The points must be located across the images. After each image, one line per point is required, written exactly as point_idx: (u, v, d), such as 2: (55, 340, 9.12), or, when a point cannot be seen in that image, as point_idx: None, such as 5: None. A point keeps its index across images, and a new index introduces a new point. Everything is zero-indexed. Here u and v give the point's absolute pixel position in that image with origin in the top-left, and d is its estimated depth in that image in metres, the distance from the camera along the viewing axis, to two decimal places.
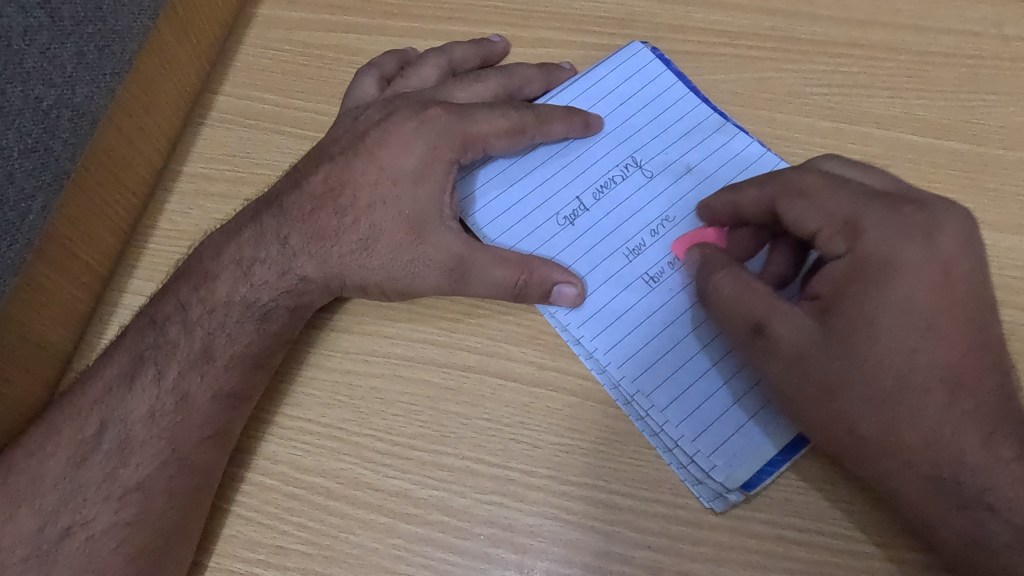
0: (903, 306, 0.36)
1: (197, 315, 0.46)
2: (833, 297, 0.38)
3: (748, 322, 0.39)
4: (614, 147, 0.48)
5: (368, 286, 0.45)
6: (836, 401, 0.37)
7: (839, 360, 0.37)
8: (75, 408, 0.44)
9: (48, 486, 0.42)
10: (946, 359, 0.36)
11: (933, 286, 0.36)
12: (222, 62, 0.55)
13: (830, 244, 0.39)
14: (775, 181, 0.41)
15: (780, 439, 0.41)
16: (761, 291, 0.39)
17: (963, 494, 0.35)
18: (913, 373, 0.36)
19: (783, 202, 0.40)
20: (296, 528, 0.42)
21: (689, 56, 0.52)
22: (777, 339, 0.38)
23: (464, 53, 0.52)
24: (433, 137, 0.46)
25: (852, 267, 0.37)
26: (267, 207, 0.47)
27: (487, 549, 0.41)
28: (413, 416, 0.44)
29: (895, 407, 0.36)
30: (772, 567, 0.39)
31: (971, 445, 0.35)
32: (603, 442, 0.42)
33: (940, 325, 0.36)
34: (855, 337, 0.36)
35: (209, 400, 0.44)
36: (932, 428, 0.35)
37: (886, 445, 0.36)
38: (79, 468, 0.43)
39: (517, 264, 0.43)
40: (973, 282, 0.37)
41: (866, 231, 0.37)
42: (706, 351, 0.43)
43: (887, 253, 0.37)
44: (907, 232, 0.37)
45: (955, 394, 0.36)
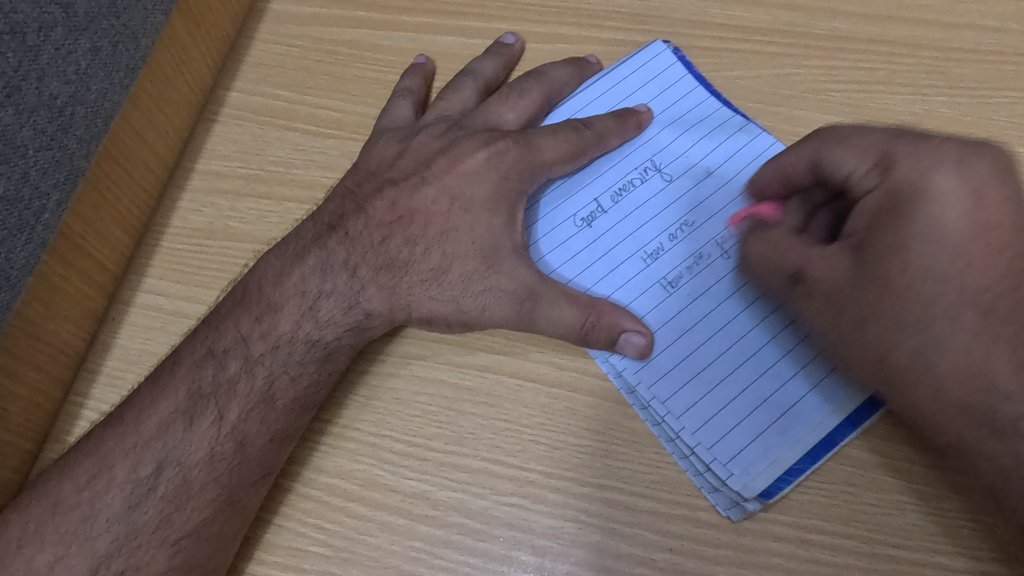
0: (934, 226, 0.37)
1: (260, 351, 0.44)
2: (867, 233, 0.39)
3: (786, 273, 0.41)
4: (633, 148, 0.48)
5: (436, 318, 0.44)
6: (865, 332, 0.38)
7: (871, 298, 0.38)
8: (125, 446, 0.42)
9: (101, 528, 0.40)
10: (981, 282, 0.36)
11: (961, 213, 0.37)
12: (234, 58, 0.54)
13: (864, 181, 0.40)
14: (813, 138, 0.42)
15: (798, 448, 0.40)
16: (796, 243, 0.41)
17: (994, 417, 0.35)
18: (942, 299, 0.36)
19: (824, 153, 0.41)
20: (313, 529, 0.42)
21: (707, 51, 0.51)
22: (816, 280, 0.40)
23: (491, 66, 0.51)
24: (502, 167, 0.46)
25: (886, 200, 0.38)
26: (331, 232, 0.46)
27: (507, 552, 0.40)
28: (430, 416, 0.43)
29: (920, 335, 0.37)
30: (797, 569, 0.38)
31: (1003, 369, 0.35)
32: (624, 443, 0.42)
33: (972, 251, 0.37)
34: (886, 265, 0.38)
35: (264, 444, 0.42)
36: (960, 355, 0.36)
37: (916, 364, 0.37)
38: (132, 511, 0.41)
39: (585, 305, 0.42)
40: (1011, 207, 0.37)
41: (898, 162, 0.38)
42: (756, 322, 0.42)
43: (916, 179, 0.38)
44: (944, 157, 0.38)
45: (989, 320, 0.36)
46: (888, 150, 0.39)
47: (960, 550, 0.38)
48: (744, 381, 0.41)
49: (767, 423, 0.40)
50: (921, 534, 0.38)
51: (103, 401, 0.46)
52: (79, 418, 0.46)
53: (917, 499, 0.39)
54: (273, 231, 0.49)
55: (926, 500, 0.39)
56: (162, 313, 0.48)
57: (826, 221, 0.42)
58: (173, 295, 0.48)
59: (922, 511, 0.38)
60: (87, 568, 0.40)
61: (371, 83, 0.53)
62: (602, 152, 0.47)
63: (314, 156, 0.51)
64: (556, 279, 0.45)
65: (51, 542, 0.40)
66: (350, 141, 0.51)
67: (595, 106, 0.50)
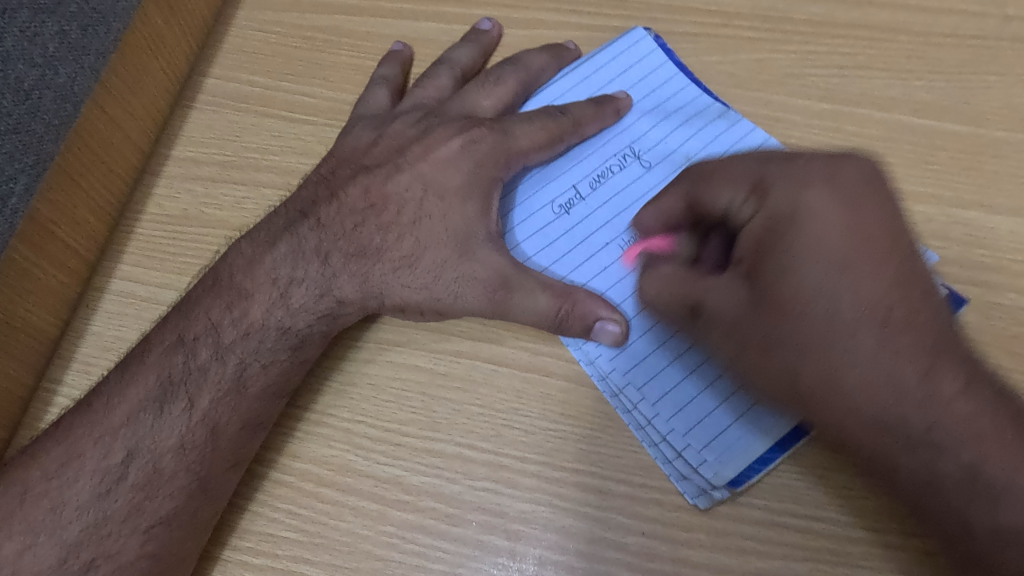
0: (816, 246, 0.36)
1: (233, 339, 0.43)
2: (755, 255, 0.38)
3: (684, 305, 0.40)
4: (612, 135, 0.48)
5: (409, 305, 0.44)
6: (772, 360, 0.37)
7: (774, 319, 0.37)
8: (96, 433, 0.42)
9: (71, 516, 0.40)
10: (877, 296, 0.35)
11: (845, 229, 0.36)
12: (210, 43, 0.54)
13: (742, 210, 0.39)
14: (682, 180, 0.42)
15: (770, 437, 0.40)
16: (694, 274, 0.40)
17: (910, 432, 0.34)
18: (843, 312, 0.35)
19: (696, 192, 0.41)
20: (286, 515, 0.42)
21: (685, 37, 0.51)
22: (713, 313, 0.39)
23: (468, 54, 0.51)
24: (478, 155, 0.46)
25: (767, 224, 0.38)
26: (306, 219, 0.46)
27: (479, 536, 0.40)
28: (404, 402, 0.43)
29: (828, 355, 0.35)
30: (769, 552, 0.38)
31: (910, 382, 0.34)
32: (597, 427, 0.42)
33: (857, 262, 0.36)
34: (776, 301, 0.36)
35: (238, 430, 0.42)
36: (869, 370, 0.35)
37: (828, 390, 0.36)
38: (106, 498, 0.41)
39: (560, 293, 0.42)
40: (887, 218, 0.37)
41: (773, 188, 0.38)
42: (665, 348, 0.42)
43: (793, 203, 0.37)
44: (812, 176, 0.37)
45: (884, 333, 0.35)
46: (762, 177, 0.39)
47: None
48: (664, 386, 0.42)
49: (744, 407, 0.40)
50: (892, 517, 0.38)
51: (75, 388, 0.46)
52: (51, 405, 0.46)
53: None
54: (249, 218, 0.49)
55: None
56: (136, 299, 0.48)
57: (717, 249, 0.42)
58: (147, 282, 0.48)
59: None
60: (56, 555, 0.39)
61: (348, 70, 0.53)
62: (579, 139, 0.47)
63: (290, 143, 0.51)
64: (532, 266, 0.45)
65: (21, 530, 0.40)
66: (326, 128, 0.51)
67: (574, 92, 0.50)
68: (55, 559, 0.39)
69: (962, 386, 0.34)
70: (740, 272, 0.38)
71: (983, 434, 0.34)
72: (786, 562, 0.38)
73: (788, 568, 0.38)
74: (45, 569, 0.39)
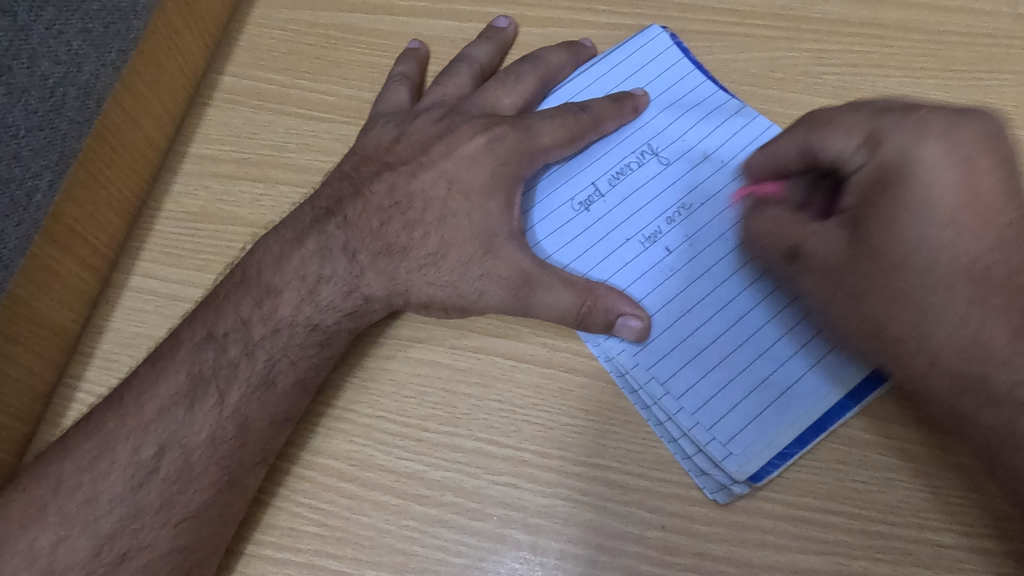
0: (922, 188, 0.36)
1: (260, 335, 0.43)
2: (858, 206, 0.38)
3: (784, 248, 0.41)
4: (630, 132, 0.48)
5: (432, 303, 0.44)
6: (861, 305, 0.37)
7: (863, 279, 0.37)
8: (120, 428, 0.42)
9: (104, 509, 0.40)
10: (970, 251, 0.35)
11: (954, 176, 0.35)
12: (226, 41, 0.54)
13: (854, 158, 0.39)
14: (803, 123, 0.41)
15: (792, 431, 0.40)
16: (795, 218, 0.40)
17: (991, 390, 0.34)
18: (936, 269, 0.35)
19: (812, 139, 0.40)
20: (308, 509, 0.42)
21: (700, 35, 0.51)
22: (812, 256, 0.39)
23: (485, 52, 0.51)
24: (501, 152, 0.46)
25: (875, 176, 0.37)
26: (330, 215, 0.46)
27: (501, 530, 0.41)
28: (424, 397, 0.44)
29: (919, 305, 0.36)
30: (788, 546, 0.39)
31: (1000, 341, 0.35)
32: (617, 423, 0.42)
33: (962, 218, 0.35)
34: (874, 236, 0.37)
35: (263, 427, 0.42)
36: (962, 326, 0.35)
37: (915, 342, 0.36)
38: (139, 491, 0.40)
39: (582, 289, 0.42)
40: (1000, 175, 0.36)
41: (887, 137, 0.37)
42: (777, 320, 0.42)
43: (904, 155, 0.36)
44: (931, 128, 0.36)
45: (982, 287, 0.35)
46: (876, 129, 0.38)
47: (949, 526, 0.38)
48: (743, 361, 0.41)
49: (767, 401, 0.41)
50: (910, 510, 0.39)
51: (98, 384, 0.46)
52: (73, 400, 0.46)
53: (905, 475, 0.39)
54: (267, 214, 0.49)
55: (913, 477, 0.39)
56: (156, 296, 0.48)
57: (827, 197, 0.41)
58: (166, 278, 0.48)
59: (909, 488, 0.39)
60: (82, 550, 0.40)
61: (365, 67, 0.53)
62: (598, 137, 0.47)
63: (308, 140, 0.51)
64: (554, 263, 0.45)
65: (54, 522, 0.40)
66: (343, 125, 0.51)
67: (592, 89, 0.50)
68: (89, 552, 0.39)
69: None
70: (840, 213, 0.39)
71: (1017, 357, 0.34)
72: (805, 555, 0.39)
73: (808, 561, 0.38)
74: (80, 561, 0.39)
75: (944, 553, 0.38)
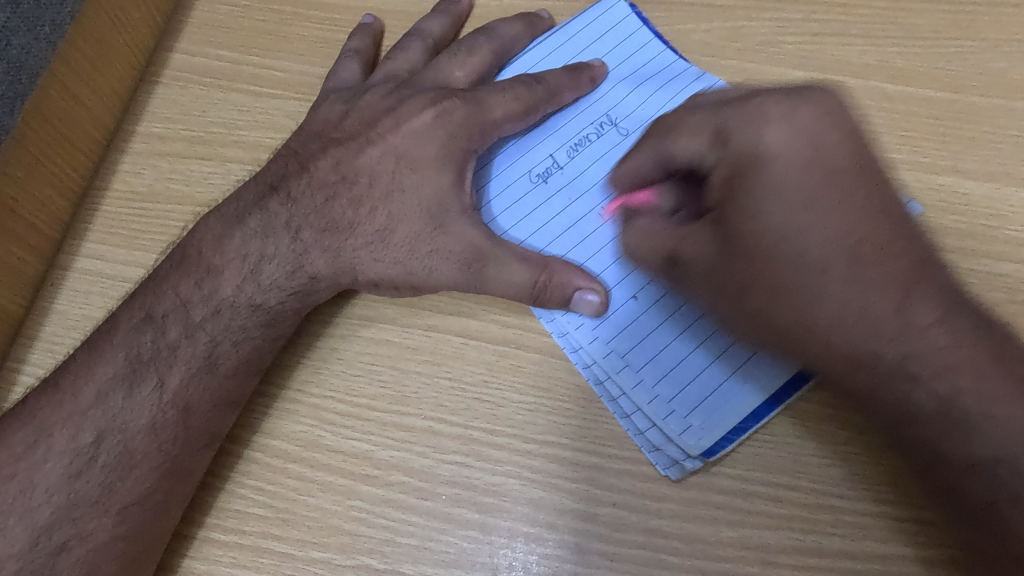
0: (783, 181, 0.36)
1: (201, 316, 0.42)
2: (721, 206, 0.37)
3: (661, 256, 0.40)
4: (588, 104, 0.47)
5: (383, 281, 0.43)
6: (745, 301, 0.37)
7: (749, 269, 0.36)
8: (62, 413, 0.40)
9: (41, 497, 0.39)
10: (840, 228, 0.35)
11: (823, 166, 0.36)
12: (175, 17, 0.53)
13: (707, 159, 0.39)
14: (651, 139, 0.41)
15: (760, 395, 0.39)
16: (671, 226, 0.40)
17: (885, 364, 0.34)
18: (808, 252, 0.35)
19: (659, 149, 0.41)
20: (254, 491, 0.41)
21: (658, 5, 0.50)
22: (691, 260, 0.39)
23: (439, 25, 0.50)
24: (451, 126, 0.44)
25: (730, 172, 0.37)
26: (276, 193, 0.45)
27: (450, 510, 0.40)
28: (374, 376, 0.43)
29: (801, 290, 0.35)
30: (740, 522, 0.38)
31: (885, 313, 0.34)
32: (568, 400, 0.41)
33: (821, 200, 0.35)
34: (745, 235, 0.36)
35: (209, 410, 0.41)
36: (839, 301, 0.34)
37: (802, 329, 0.36)
38: (76, 479, 0.40)
39: (537, 264, 0.41)
40: (844, 156, 0.36)
41: (733, 133, 0.37)
42: (671, 312, 0.41)
43: (754, 144, 0.36)
44: (769, 112, 0.37)
45: (855, 260, 0.35)
46: (722, 123, 0.38)
47: (911, 501, 0.37)
48: (677, 354, 0.41)
49: (728, 370, 0.40)
50: (867, 484, 0.38)
51: (40, 366, 0.45)
52: (16, 384, 0.45)
53: (861, 449, 0.38)
54: (216, 192, 0.48)
55: (871, 450, 0.38)
56: (101, 277, 0.47)
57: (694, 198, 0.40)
58: (112, 260, 0.47)
59: (866, 462, 0.38)
60: (21, 537, 0.38)
61: (317, 42, 0.51)
62: (555, 108, 0.46)
63: (257, 117, 0.50)
64: (509, 238, 0.44)
65: None
66: (294, 102, 0.50)
67: (549, 61, 0.49)
68: (25, 541, 0.38)
69: (939, 316, 0.34)
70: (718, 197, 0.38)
71: (959, 365, 0.33)
72: (757, 531, 0.38)
73: (761, 537, 0.38)
74: (17, 550, 0.38)
75: (902, 526, 0.37)
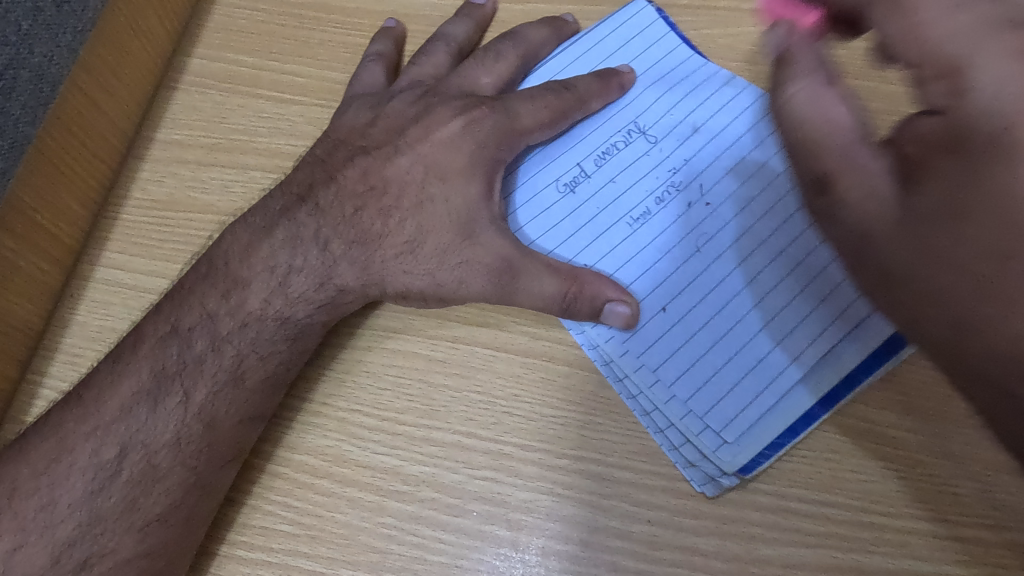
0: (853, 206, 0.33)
1: (228, 330, 0.42)
2: None
3: None
4: (615, 111, 0.46)
5: (410, 293, 0.42)
6: None
7: None
8: (85, 428, 0.40)
9: (62, 514, 0.38)
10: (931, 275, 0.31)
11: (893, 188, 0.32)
12: (194, 22, 0.52)
13: None
14: None
15: (754, 445, 0.38)
16: None
17: None
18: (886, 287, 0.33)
19: None
20: (280, 507, 0.41)
21: (686, 8, 0.49)
22: None
23: (464, 30, 0.49)
24: (479, 135, 0.44)
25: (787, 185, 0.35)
26: (301, 203, 0.44)
27: (481, 527, 0.39)
28: (402, 389, 0.42)
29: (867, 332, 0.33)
30: (779, 540, 0.37)
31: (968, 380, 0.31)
32: (601, 414, 0.40)
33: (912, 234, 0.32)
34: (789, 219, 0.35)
35: (233, 425, 0.40)
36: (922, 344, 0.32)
37: None
38: (97, 495, 0.39)
39: (567, 275, 0.40)
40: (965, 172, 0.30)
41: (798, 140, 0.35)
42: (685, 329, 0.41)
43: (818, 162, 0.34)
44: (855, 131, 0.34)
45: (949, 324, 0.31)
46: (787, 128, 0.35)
47: (947, 516, 0.37)
48: (695, 382, 0.40)
49: (766, 381, 0.39)
50: (906, 499, 0.37)
51: (61, 379, 0.45)
52: (37, 397, 0.45)
53: (901, 465, 0.38)
54: (238, 201, 0.48)
55: (910, 466, 0.38)
56: (123, 287, 0.46)
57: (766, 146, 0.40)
58: (134, 269, 0.47)
59: (904, 478, 0.37)
60: (45, 555, 0.38)
61: (338, 47, 0.51)
62: (583, 115, 0.45)
63: (279, 124, 0.49)
64: (537, 249, 0.43)
65: (11, 528, 0.38)
66: (317, 108, 0.49)
67: (574, 68, 0.48)
68: (46, 559, 0.38)
69: None
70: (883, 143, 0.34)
71: None
72: (796, 550, 0.37)
73: (801, 555, 0.37)
74: (37, 569, 0.38)
75: (942, 543, 0.36)
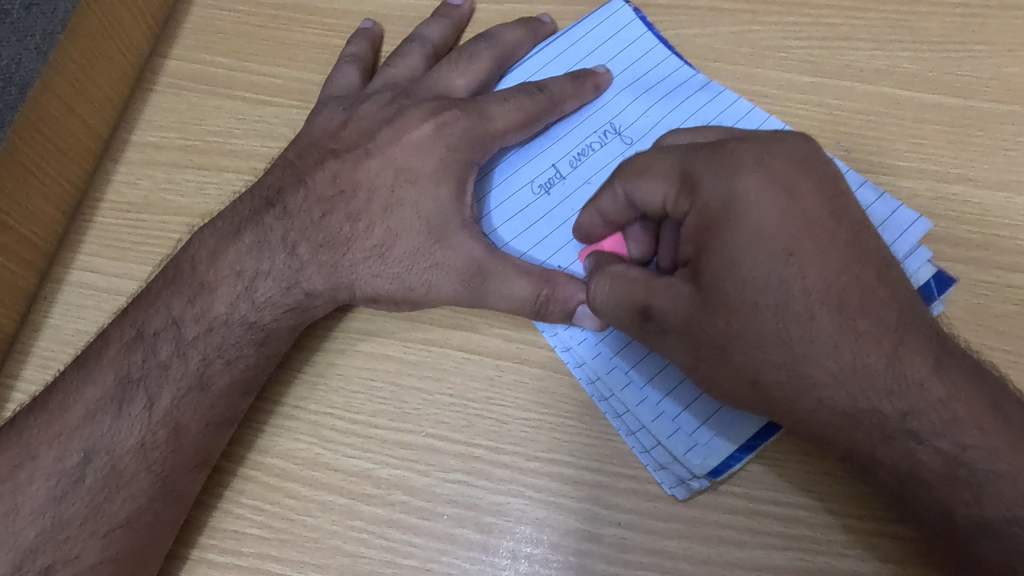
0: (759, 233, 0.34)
1: (194, 334, 0.42)
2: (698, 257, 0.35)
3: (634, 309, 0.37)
4: (591, 112, 0.46)
5: (381, 296, 0.42)
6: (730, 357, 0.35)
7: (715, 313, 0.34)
8: (51, 433, 0.40)
9: (25, 521, 0.38)
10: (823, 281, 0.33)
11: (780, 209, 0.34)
12: (170, 23, 0.52)
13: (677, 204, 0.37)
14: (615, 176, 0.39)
15: (719, 455, 0.38)
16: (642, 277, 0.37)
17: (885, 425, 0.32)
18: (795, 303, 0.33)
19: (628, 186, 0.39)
20: (250, 511, 0.41)
21: (661, 9, 0.49)
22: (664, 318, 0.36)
23: (440, 31, 0.49)
24: (451, 138, 0.43)
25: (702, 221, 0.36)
26: (271, 207, 0.44)
27: (452, 530, 0.39)
28: (373, 392, 0.42)
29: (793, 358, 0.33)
30: (748, 543, 0.37)
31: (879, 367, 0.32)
32: (572, 416, 0.40)
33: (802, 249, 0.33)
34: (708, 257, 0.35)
35: (202, 429, 0.40)
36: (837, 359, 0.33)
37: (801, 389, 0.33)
38: (61, 501, 0.39)
39: (539, 277, 0.40)
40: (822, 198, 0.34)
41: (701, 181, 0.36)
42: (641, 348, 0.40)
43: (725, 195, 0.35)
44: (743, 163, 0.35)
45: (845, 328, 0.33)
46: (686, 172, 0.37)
47: None
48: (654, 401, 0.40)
49: None
50: (875, 501, 0.37)
51: (33, 383, 0.45)
52: (9, 401, 0.45)
53: None
54: (212, 204, 0.48)
55: None
56: (95, 291, 0.46)
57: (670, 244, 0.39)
58: (106, 272, 0.46)
59: None
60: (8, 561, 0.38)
61: (315, 48, 0.50)
62: (557, 117, 0.45)
63: (254, 125, 0.49)
64: (509, 251, 0.43)
65: None
66: (292, 109, 0.49)
67: (551, 68, 0.48)
68: (8, 565, 0.38)
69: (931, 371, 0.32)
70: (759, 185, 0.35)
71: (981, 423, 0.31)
72: (764, 552, 0.37)
73: (770, 557, 0.37)
74: None
75: (911, 545, 0.36)
